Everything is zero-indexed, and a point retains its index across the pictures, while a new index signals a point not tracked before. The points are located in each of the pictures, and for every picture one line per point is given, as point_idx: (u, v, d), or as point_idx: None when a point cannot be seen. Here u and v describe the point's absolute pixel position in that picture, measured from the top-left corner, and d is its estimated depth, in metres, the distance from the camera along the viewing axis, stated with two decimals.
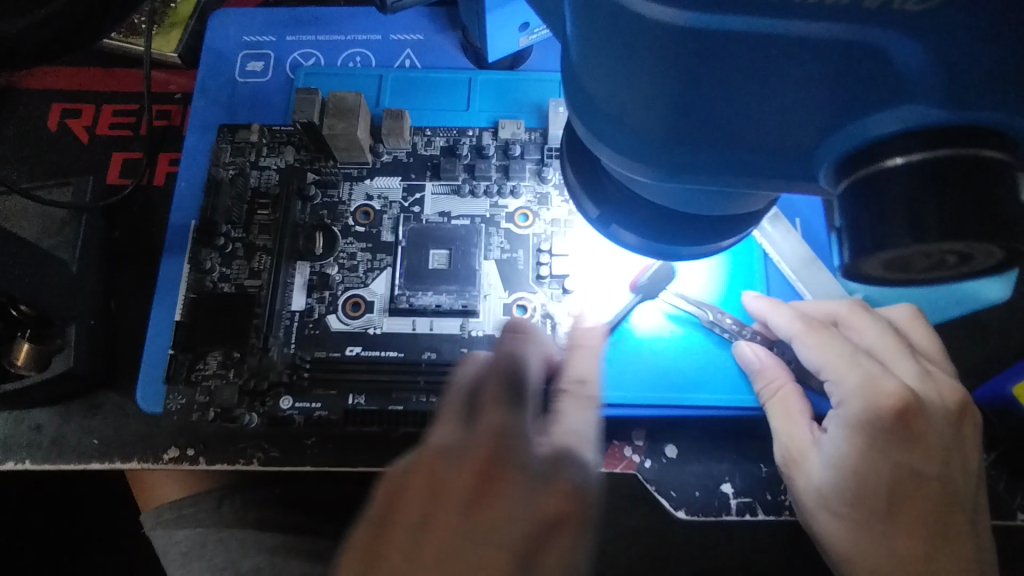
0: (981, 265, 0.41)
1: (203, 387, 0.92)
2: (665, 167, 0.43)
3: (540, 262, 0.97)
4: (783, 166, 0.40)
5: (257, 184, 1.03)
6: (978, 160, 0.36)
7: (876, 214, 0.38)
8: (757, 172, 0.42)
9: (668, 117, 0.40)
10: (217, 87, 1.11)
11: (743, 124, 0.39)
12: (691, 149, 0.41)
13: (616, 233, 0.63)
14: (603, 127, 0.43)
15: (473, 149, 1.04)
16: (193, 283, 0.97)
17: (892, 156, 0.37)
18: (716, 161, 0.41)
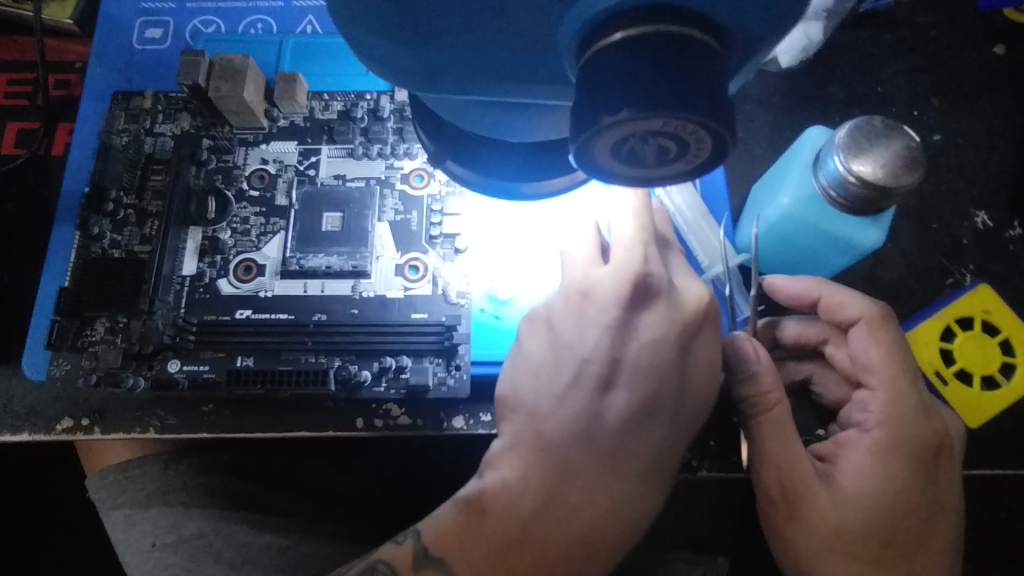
0: (702, 155, 0.41)
1: (90, 352, 0.91)
2: (423, 70, 0.43)
3: (433, 223, 0.97)
4: (529, 62, 0.41)
5: (151, 150, 1.02)
6: (677, 32, 0.38)
7: (600, 90, 0.38)
8: (509, 77, 0.42)
9: (409, 13, 0.39)
10: (113, 55, 1.09)
11: (475, 24, 0.39)
12: (441, 48, 0.41)
13: (448, 169, 0.63)
14: (361, 37, 0.43)
15: (369, 112, 1.03)
16: (81, 250, 0.96)
17: (613, 33, 0.38)
18: (467, 66, 0.41)
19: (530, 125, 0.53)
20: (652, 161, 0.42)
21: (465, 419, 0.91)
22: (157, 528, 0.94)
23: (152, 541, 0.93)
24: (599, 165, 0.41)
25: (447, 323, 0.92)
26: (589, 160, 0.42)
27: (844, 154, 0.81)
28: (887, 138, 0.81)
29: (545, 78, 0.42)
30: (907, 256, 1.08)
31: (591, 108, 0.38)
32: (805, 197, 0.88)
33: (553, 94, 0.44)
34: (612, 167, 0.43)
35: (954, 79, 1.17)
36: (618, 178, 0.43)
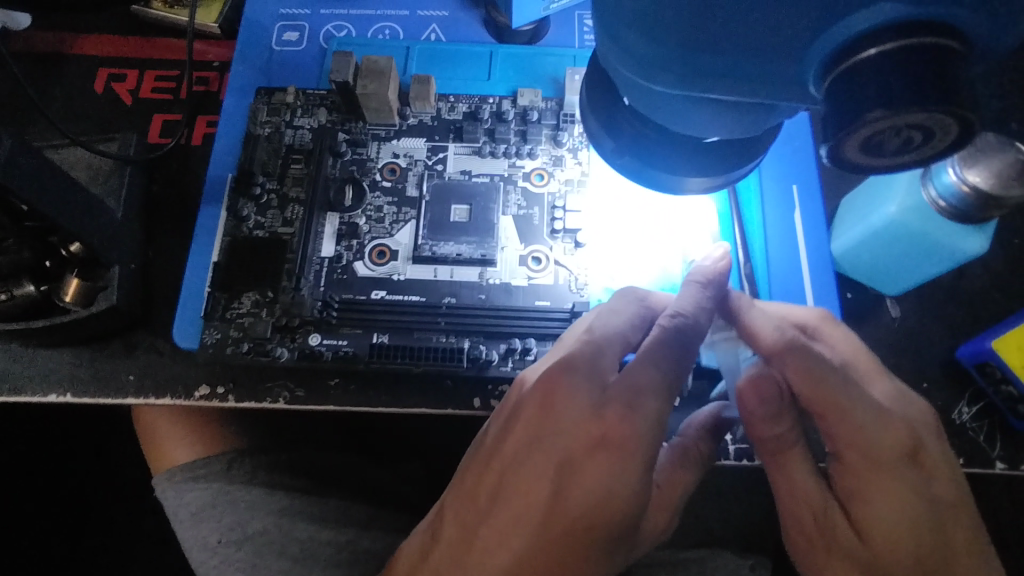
0: (941, 147, 0.47)
1: (238, 323, 0.98)
2: (677, 72, 0.49)
3: (555, 218, 1.04)
4: (778, 70, 0.47)
5: (292, 141, 1.10)
6: (936, 46, 0.42)
7: (855, 97, 0.44)
8: (754, 77, 0.48)
9: (683, 27, 0.46)
10: (255, 55, 1.19)
11: (742, 30, 0.45)
12: (699, 56, 0.48)
13: (625, 164, 0.70)
14: (622, 36, 0.49)
15: (494, 114, 1.11)
16: (230, 228, 1.04)
17: (868, 48, 0.43)
18: (717, 67, 0.48)
19: (727, 125, 0.59)
20: (891, 150, 0.49)
21: None
22: (221, 526, 1.04)
23: (217, 538, 1.02)
24: (844, 157, 0.48)
25: (572, 310, 0.99)
26: (835, 151, 0.48)
27: (959, 167, 0.87)
28: (997, 154, 0.86)
29: (785, 84, 0.48)
30: (997, 269, 1.12)
31: (849, 110, 0.45)
32: (912, 205, 0.93)
33: (784, 98, 0.50)
34: (850, 155, 0.49)
35: None
36: (855, 167, 0.50)
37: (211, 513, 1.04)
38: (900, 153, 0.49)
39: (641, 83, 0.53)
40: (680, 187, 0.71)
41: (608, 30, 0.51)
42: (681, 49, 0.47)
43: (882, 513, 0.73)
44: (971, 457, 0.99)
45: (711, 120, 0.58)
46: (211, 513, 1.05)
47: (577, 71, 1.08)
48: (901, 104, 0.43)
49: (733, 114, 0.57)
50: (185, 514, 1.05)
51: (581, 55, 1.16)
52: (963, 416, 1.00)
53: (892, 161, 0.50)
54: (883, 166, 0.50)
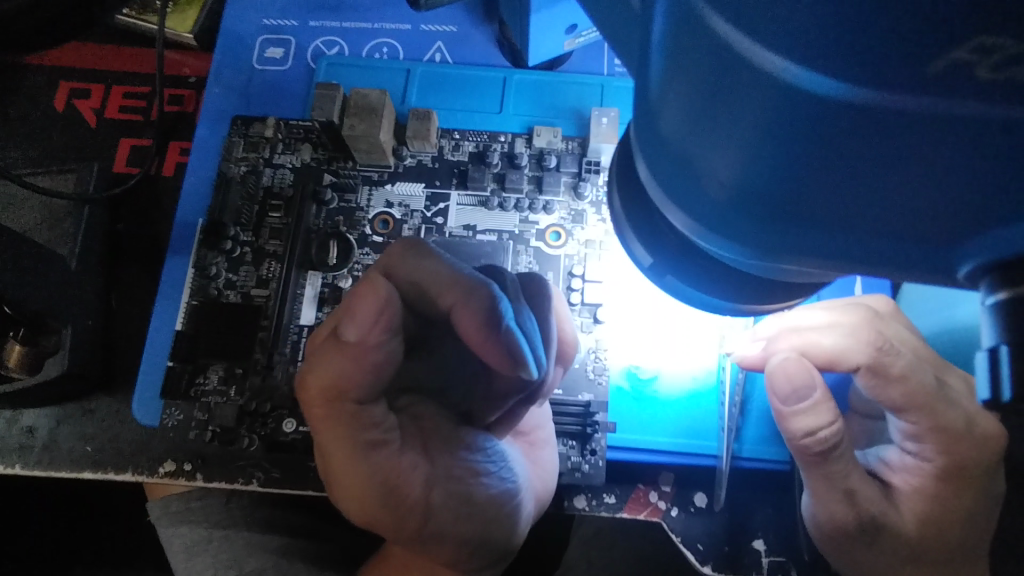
0: None
1: (202, 403, 0.86)
2: (757, 246, 0.35)
3: (571, 288, 0.89)
4: (915, 260, 0.32)
5: (270, 183, 0.95)
6: None
7: None
8: (880, 262, 0.33)
9: (778, 198, 0.31)
10: (233, 75, 1.03)
11: (872, 207, 0.30)
12: (793, 231, 0.33)
13: (669, 286, 0.55)
14: (684, 190, 0.35)
15: (504, 157, 0.95)
16: (197, 289, 0.90)
17: None
18: (827, 244, 0.33)
19: (811, 275, 0.44)
20: None
21: (588, 500, 0.86)
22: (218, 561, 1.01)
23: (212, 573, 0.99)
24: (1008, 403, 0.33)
25: (587, 406, 0.85)
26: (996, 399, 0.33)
27: None
28: None
29: (921, 272, 0.33)
30: None
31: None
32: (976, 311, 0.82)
33: (915, 282, 0.35)
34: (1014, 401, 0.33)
35: None
36: None
37: (208, 547, 1.01)
38: None
39: (700, 238, 0.39)
40: (741, 312, 0.56)
41: (671, 175, 0.36)
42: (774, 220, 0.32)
43: (947, 531, 0.77)
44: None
45: (791, 272, 0.43)
46: (207, 547, 1.01)
47: (605, 112, 0.91)
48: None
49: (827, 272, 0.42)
50: (180, 546, 1.01)
51: (609, 85, 0.99)
52: None
53: None
54: None
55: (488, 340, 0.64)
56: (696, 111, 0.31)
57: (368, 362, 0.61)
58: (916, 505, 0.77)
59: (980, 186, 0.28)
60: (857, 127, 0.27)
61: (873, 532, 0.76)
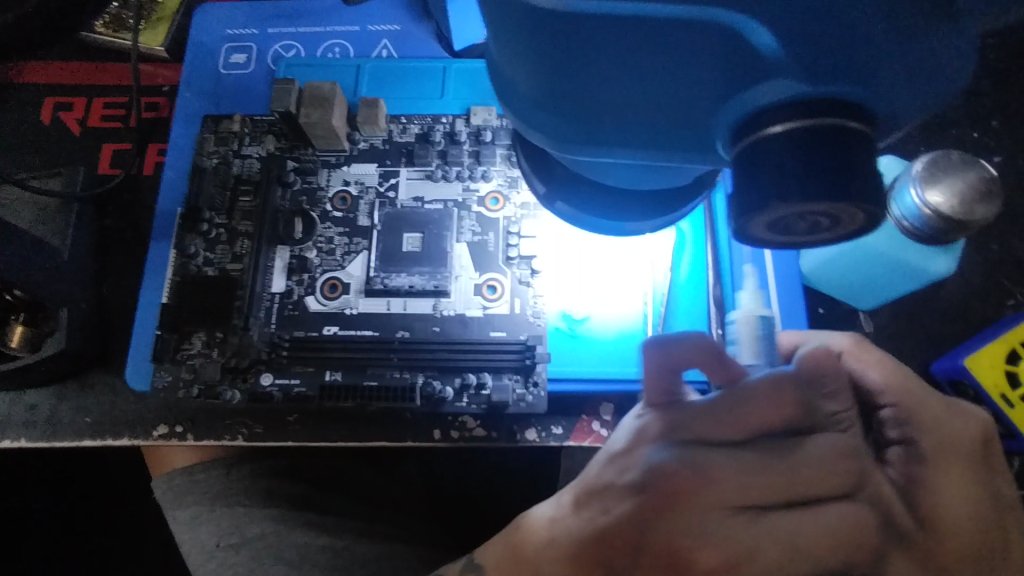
0: (849, 229, 0.45)
1: (188, 365, 0.97)
2: (573, 139, 0.47)
3: (509, 245, 1.00)
4: (676, 141, 0.45)
5: (240, 172, 1.07)
6: (842, 127, 0.41)
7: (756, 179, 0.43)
8: (655, 147, 0.46)
9: (573, 102, 0.45)
10: (203, 79, 1.15)
11: (643, 105, 0.43)
12: (591, 127, 0.46)
13: (580, 219, 0.66)
14: (520, 105, 0.48)
15: (446, 135, 1.07)
16: (179, 267, 1.02)
17: (772, 125, 0.41)
18: (626, 137, 0.46)
19: (648, 177, 0.56)
20: (800, 230, 0.46)
21: (538, 432, 0.98)
22: (220, 530, 1.02)
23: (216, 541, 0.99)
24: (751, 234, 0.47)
25: (525, 343, 0.95)
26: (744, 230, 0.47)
27: (921, 186, 0.82)
28: (963, 173, 0.82)
29: (687, 149, 0.46)
30: (973, 281, 1.08)
31: (746, 200, 0.44)
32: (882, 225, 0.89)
33: (692, 161, 0.48)
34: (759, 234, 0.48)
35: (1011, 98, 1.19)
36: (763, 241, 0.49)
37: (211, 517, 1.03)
38: (812, 232, 0.47)
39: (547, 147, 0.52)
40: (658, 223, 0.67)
41: (512, 99, 0.49)
42: (589, 122, 0.45)
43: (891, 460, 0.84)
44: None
45: (635, 173, 0.56)
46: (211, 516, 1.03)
47: None
48: (814, 195, 0.42)
49: (652, 171, 0.55)
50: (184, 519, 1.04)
51: None
52: None
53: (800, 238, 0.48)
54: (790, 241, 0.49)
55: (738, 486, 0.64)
56: (508, 40, 0.44)
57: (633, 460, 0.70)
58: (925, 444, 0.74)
59: (689, 80, 0.41)
60: (598, 35, 0.39)
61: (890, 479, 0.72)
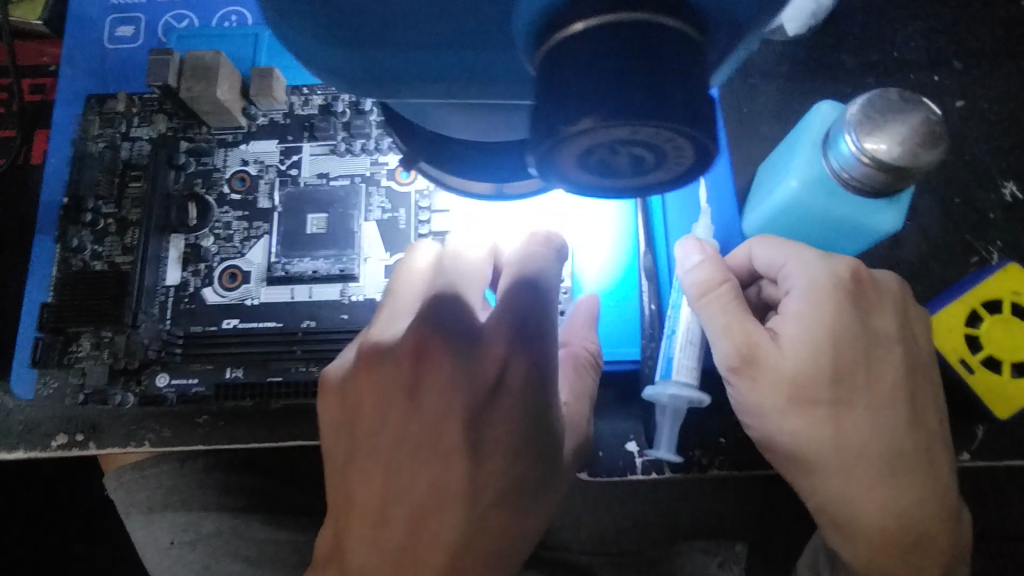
0: (681, 165, 0.44)
1: (77, 368, 0.89)
2: (371, 70, 0.43)
3: (421, 221, 0.92)
4: (478, 58, 0.41)
5: (129, 156, 0.98)
6: (635, 25, 0.39)
7: (564, 92, 0.39)
8: (457, 69, 0.42)
9: (353, 24, 0.39)
10: (86, 57, 1.05)
11: (426, 20, 0.39)
12: (382, 54, 0.41)
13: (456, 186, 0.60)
14: (297, 40, 0.42)
15: (351, 105, 0.98)
16: (62, 263, 0.94)
17: (571, 25, 0.39)
18: (424, 62, 0.42)
19: (489, 125, 0.51)
20: (626, 166, 0.45)
21: None
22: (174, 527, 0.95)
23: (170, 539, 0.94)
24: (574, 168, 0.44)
25: None
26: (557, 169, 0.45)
27: (857, 133, 0.73)
28: (906, 114, 0.72)
29: (493, 67, 0.43)
30: (937, 237, 0.98)
31: (555, 119, 0.40)
32: (814, 178, 0.79)
33: (504, 89, 0.45)
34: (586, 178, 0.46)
35: (988, 32, 1.06)
36: (596, 184, 0.47)
37: (161, 515, 0.94)
38: (640, 168, 0.45)
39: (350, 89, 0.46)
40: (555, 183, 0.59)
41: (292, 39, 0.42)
42: (375, 44, 0.40)
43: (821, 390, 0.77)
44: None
45: (479, 116, 0.50)
46: (162, 514, 0.95)
47: None
48: (608, 116, 0.39)
49: (496, 113, 0.49)
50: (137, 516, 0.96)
51: None
52: None
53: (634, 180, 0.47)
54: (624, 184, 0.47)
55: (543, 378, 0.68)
56: None
57: (481, 378, 0.68)
58: (790, 330, 0.74)
59: None
60: None
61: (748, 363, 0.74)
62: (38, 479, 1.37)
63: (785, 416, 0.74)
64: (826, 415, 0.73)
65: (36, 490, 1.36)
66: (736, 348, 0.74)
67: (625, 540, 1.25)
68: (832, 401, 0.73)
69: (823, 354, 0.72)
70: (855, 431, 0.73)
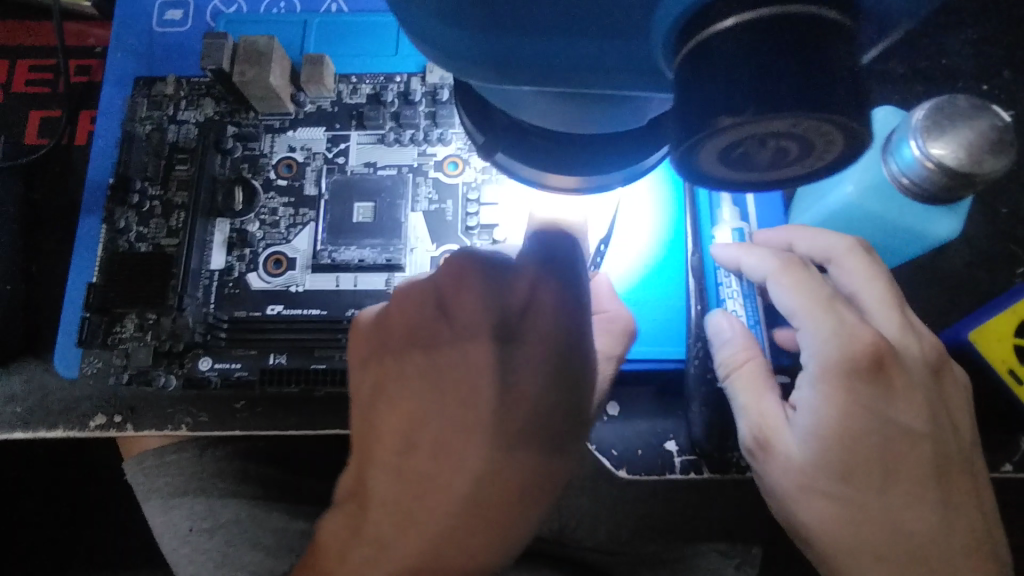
0: (827, 157, 0.43)
1: (121, 349, 0.89)
2: (495, 58, 0.42)
3: (468, 213, 0.92)
4: (614, 48, 0.40)
5: (175, 139, 0.98)
6: (791, 16, 0.39)
7: (709, 84, 0.40)
8: (586, 61, 0.41)
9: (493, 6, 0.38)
10: (134, 39, 1.05)
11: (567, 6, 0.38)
12: (514, 39, 0.40)
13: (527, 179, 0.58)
14: (422, 24, 0.41)
15: (400, 96, 0.98)
16: (109, 244, 0.94)
17: (723, 18, 0.39)
18: (554, 51, 0.41)
19: (589, 118, 0.50)
20: (764, 160, 0.44)
21: None
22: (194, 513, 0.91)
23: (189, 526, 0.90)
24: (704, 164, 0.43)
25: None
26: (694, 166, 0.44)
27: (923, 137, 0.72)
28: (974, 119, 0.71)
29: (628, 59, 0.42)
30: (982, 247, 0.97)
31: (701, 109, 0.40)
32: (870, 183, 0.79)
33: (630, 85, 0.44)
34: (719, 172, 0.45)
35: None
36: (724, 179, 0.46)
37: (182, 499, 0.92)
38: (776, 166, 0.45)
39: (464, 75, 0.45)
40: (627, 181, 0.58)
41: (419, 23, 0.42)
42: (509, 31, 0.40)
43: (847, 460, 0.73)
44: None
45: (587, 106, 0.49)
46: (182, 500, 0.92)
47: None
48: (761, 109, 0.38)
49: (600, 104, 0.49)
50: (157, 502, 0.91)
51: None
52: None
53: (767, 176, 0.46)
54: (756, 179, 0.46)
55: (574, 302, 0.67)
56: None
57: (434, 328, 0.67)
58: (804, 421, 0.75)
59: None
60: None
61: (760, 447, 0.78)
62: (65, 460, 1.37)
63: (785, 482, 0.76)
64: (842, 511, 0.74)
65: (63, 472, 1.37)
66: (752, 429, 0.79)
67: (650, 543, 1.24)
68: (845, 494, 0.73)
69: (833, 442, 0.73)
70: (877, 531, 0.73)
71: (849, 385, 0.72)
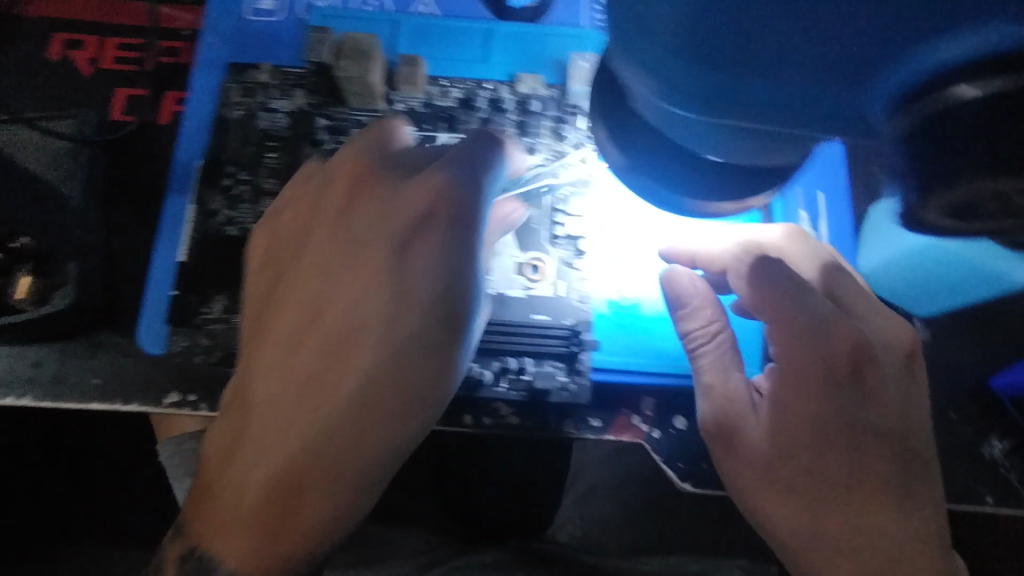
0: None
1: (208, 330, 0.90)
2: (704, 93, 0.44)
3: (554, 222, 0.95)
4: (833, 95, 0.42)
5: (266, 126, 0.99)
6: None
7: (940, 145, 0.40)
8: (800, 104, 0.43)
9: (726, 44, 0.40)
10: (227, 24, 1.06)
11: (803, 56, 0.40)
12: (731, 77, 0.42)
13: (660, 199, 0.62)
14: (635, 44, 0.44)
15: (490, 102, 1.01)
16: (199, 224, 0.95)
17: (961, 84, 0.38)
18: (767, 93, 0.42)
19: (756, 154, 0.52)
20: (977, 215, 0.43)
21: (575, 424, 0.89)
22: None
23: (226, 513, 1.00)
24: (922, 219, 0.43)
25: (573, 328, 0.91)
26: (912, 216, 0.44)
27: None
28: None
29: (842, 107, 0.42)
30: None
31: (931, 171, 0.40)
32: None
33: (830, 130, 0.45)
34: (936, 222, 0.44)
35: None
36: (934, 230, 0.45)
37: None
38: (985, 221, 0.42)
39: (657, 101, 0.47)
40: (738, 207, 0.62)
41: (631, 42, 0.45)
42: (729, 70, 0.41)
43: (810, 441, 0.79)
44: (1000, 494, 0.88)
45: (766, 147, 0.50)
46: None
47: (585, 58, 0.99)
48: (982, 174, 0.39)
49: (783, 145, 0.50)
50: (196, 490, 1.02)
51: (587, 37, 1.05)
52: (993, 453, 0.91)
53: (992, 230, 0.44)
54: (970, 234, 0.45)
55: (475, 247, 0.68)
56: None
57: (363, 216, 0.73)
58: (766, 406, 0.82)
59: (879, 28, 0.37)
60: None
61: (724, 437, 0.83)
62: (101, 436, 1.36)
63: (744, 456, 0.82)
64: (800, 502, 0.78)
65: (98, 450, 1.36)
66: (716, 413, 0.85)
67: (681, 556, 1.29)
68: (806, 484, 0.78)
69: (796, 423, 0.79)
70: (839, 527, 0.77)
71: (805, 374, 0.79)
